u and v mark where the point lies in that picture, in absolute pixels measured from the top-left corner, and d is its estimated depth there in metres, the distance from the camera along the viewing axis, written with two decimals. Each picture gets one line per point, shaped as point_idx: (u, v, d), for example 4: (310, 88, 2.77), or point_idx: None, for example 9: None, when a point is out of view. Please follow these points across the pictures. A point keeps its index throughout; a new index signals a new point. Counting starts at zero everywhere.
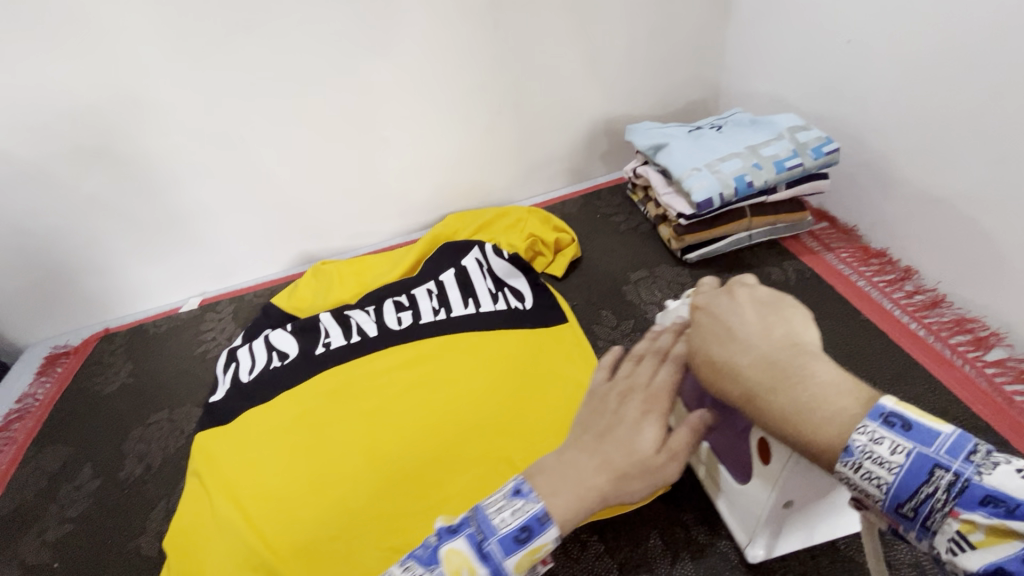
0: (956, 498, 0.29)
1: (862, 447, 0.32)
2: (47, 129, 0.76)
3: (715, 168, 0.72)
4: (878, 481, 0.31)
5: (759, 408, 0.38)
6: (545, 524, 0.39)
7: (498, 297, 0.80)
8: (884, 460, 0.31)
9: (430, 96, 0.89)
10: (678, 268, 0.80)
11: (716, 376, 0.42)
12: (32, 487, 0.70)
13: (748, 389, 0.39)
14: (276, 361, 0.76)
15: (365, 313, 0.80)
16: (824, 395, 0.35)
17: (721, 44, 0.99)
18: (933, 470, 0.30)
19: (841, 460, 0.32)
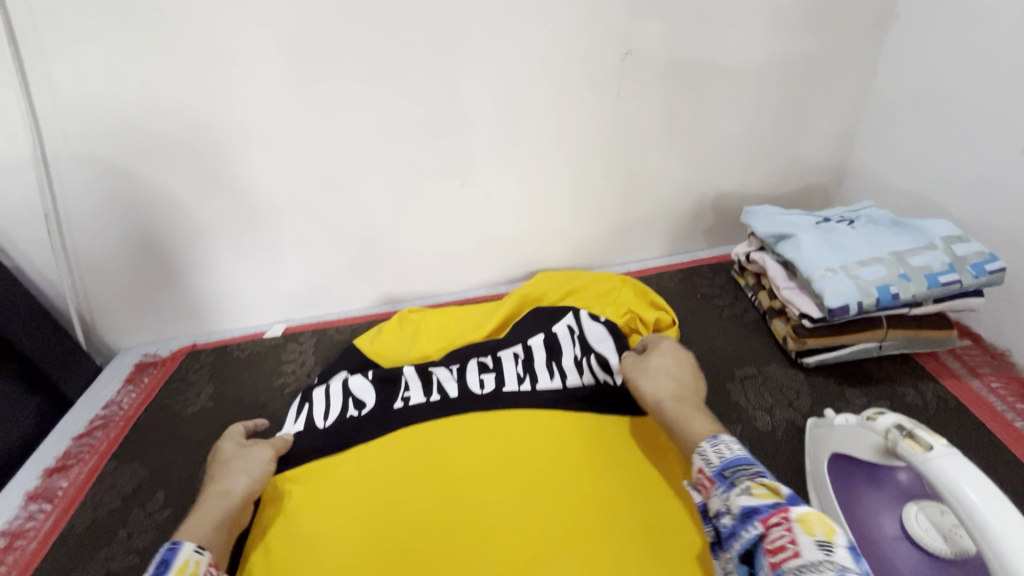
0: (758, 474, 0.45)
1: (721, 437, 0.51)
2: (179, 154, 0.80)
3: (853, 272, 0.65)
4: (719, 454, 0.49)
5: (671, 403, 0.59)
6: (178, 545, 0.49)
7: (586, 368, 0.75)
8: (733, 446, 0.49)
9: (539, 158, 0.88)
10: (793, 371, 0.72)
11: (661, 374, 0.63)
12: (105, 506, 0.70)
13: (679, 394, 0.60)
14: (353, 410, 0.73)
15: (446, 370, 0.77)
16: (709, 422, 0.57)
17: (849, 129, 0.93)
18: (755, 464, 0.47)
19: (709, 439, 0.51)
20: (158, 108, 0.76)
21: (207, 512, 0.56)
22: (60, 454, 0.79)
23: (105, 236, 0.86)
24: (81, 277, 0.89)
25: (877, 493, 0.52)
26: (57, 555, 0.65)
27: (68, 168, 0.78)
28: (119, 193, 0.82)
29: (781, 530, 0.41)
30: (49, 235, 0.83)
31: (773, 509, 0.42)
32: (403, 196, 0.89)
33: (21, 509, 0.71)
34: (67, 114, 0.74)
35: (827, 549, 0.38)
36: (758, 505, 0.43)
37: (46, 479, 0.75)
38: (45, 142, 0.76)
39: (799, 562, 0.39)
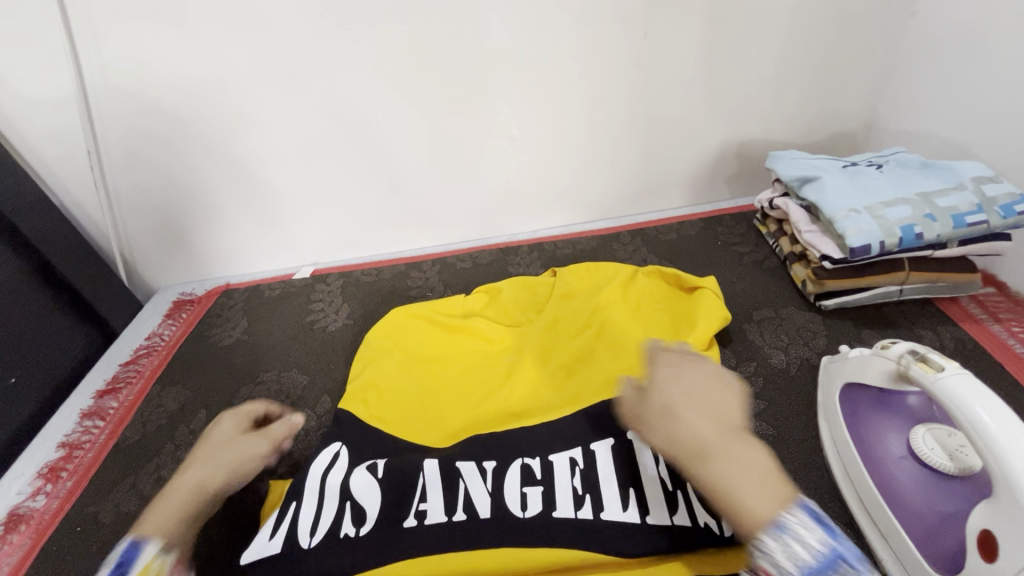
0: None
1: (790, 533, 0.38)
2: (210, 93, 0.82)
3: (877, 213, 0.65)
4: (800, 560, 0.37)
5: (693, 454, 0.41)
6: (138, 547, 0.43)
7: (675, 503, 0.54)
8: (808, 541, 0.37)
9: (563, 102, 0.87)
10: (810, 314, 0.73)
11: (672, 415, 0.43)
12: (153, 423, 0.75)
13: (707, 439, 0.41)
14: (348, 526, 0.55)
15: (479, 473, 0.59)
16: (744, 480, 0.39)
17: (885, 72, 0.90)
18: (842, 561, 0.38)
19: (774, 533, 0.37)
20: (189, 44, 0.77)
21: (171, 503, 0.47)
22: (109, 378, 0.84)
23: (142, 174, 0.89)
24: (121, 214, 0.93)
25: (887, 418, 0.53)
26: (111, 464, 0.71)
27: (108, 106, 0.81)
28: (154, 132, 0.85)
29: None
30: (92, 172, 0.87)
31: None
32: (426, 139, 0.89)
33: (77, 424, 0.78)
34: (104, 51, 0.76)
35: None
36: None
37: (97, 400, 0.81)
38: (85, 79, 0.78)
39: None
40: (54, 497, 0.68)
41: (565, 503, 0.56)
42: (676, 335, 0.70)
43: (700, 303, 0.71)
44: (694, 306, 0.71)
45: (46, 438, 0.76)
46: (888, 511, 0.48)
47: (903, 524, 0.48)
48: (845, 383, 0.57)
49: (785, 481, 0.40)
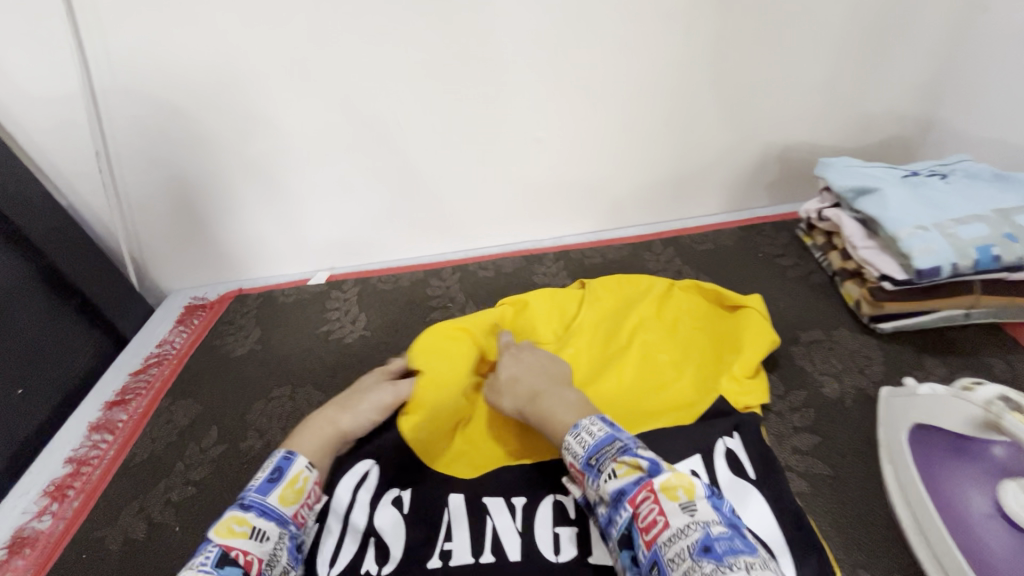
0: (620, 453, 0.44)
1: (584, 428, 0.48)
2: (222, 92, 0.78)
3: (948, 231, 0.59)
4: (584, 443, 0.47)
5: (533, 403, 0.55)
6: (288, 459, 0.49)
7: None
8: (593, 430, 0.47)
9: (596, 102, 0.82)
10: (864, 337, 0.67)
11: (513, 380, 0.59)
12: (162, 440, 0.72)
13: (535, 392, 0.56)
14: (370, 566, 0.51)
15: (508, 509, 0.55)
16: (559, 409, 0.52)
17: (945, 71, 0.83)
18: (616, 440, 0.46)
19: (570, 431, 0.48)
20: (202, 39, 0.72)
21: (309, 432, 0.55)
22: (119, 388, 0.81)
23: (153, 176, 0.85)
24: (132, 217, 0.90)
25: (966, 467, 0.49)
26: (119, 483, 0.68)
27: (117, 104, 0.78)
28: (165, 133, 0.81)
29: (650, 506, 0.40)
30: (102, 173, 0.84)
31: (638, 487, 0.41)
32: (448, 140, 0.85)
33: (85, 437, 0.75)
34: (112, 46, 0.72)
35: (691, 511, 0.39)
36: (625, 487, 0.42)
37: (106, 411, 0.78)
38: (93, 77, 0.75)
39: (669, 532, 0.39)
40: (60, 518, 0.65)
41: (602, 547, 0.52)
42: (717, 359, 0.65)
43: (744, 325, 0.65)
44: (737, 328, 0.66)
45: (54, 452, 0.73)
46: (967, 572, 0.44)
47: None
48: (915, 423, 0.52)
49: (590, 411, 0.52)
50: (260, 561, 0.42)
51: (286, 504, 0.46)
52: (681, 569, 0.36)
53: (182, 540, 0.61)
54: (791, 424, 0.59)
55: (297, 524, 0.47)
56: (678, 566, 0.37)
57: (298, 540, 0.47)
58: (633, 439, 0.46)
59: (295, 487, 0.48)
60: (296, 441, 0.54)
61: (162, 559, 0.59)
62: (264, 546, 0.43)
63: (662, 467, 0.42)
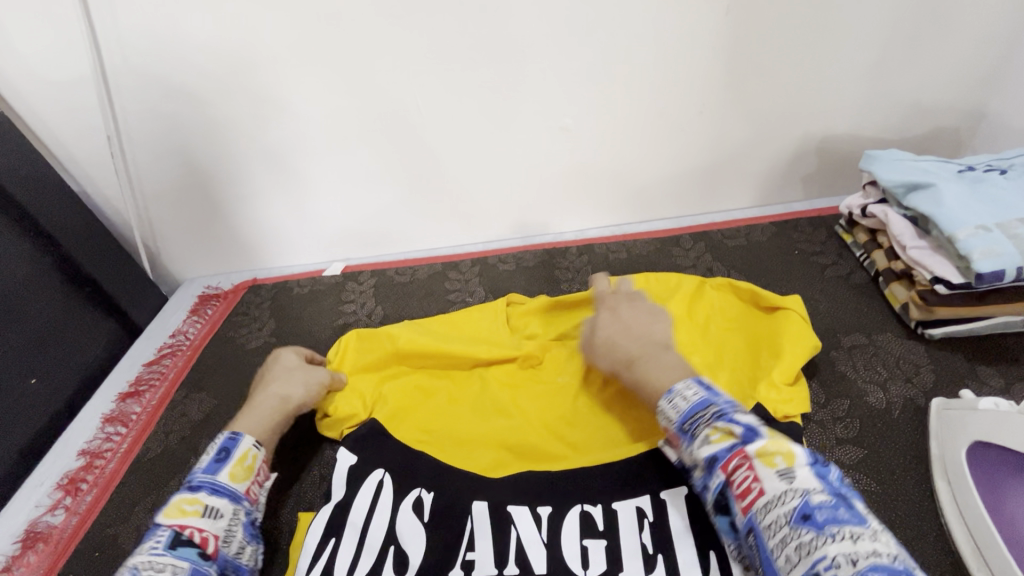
0: (714, 417, 0.43)
1: (678, 390, 0.47)
2: (236, 74, 0.74)
3: (1012, 231, 0.55)
4: (677, 407, 0.46)
5: (629, 366, 0.54)
6: (236, 438, 0.53)
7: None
8: (685, 395, 0.47)
9: (625, 89, 0.78)
10: (912, 343, 0.63)
11: (613, 339, 0.58)
12: (176, 434, 0.70)
13: (632, 354, 0.55)
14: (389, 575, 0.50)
15: (533, 519, 0.53)
16: (657, 373, 0.51)
17: (1003, 56, 0.78)
18: (710, 403, 0.45)
19: (663, 395, 0.48)
20: (214, 21, 0.70)
21: (258, 412, 0.57)
22: (132, 379, 0.80)
23: (166, 162, 0.83)
24: (145, 204, 0.88)
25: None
26: (133, 478, 0.66)
27: (127, 88, 0.75)
28: (179, 118, 0.78)
29: (743, 472, 0.40)
30: (113, 159, 0.81)
31: (731, 453, 0.41)
32: (470, 127, 0.81)
33: (98, 430, 0.73)
34: (123, 26, 0.70)
35: (789, 478, 0.39)
36: (717, 453, 0.42)
37: (120, 403, 0.77)
38: (104, 59, 0.72)
39: (765, 499, 0.39)
40: (73, 512, 0.64)
41: (633, 562, 0.49)
42: (753, 366, 0.61)
43: (786, 329, 0.61)
44: (777, 332, 0.62)
45: (67, 443, 0.72)
46: None
47: None
48: (976, 442, 0.49)
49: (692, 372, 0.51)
50: (215, 537, 0.46)
51: (237, 481, 0.50)
52: (779, 536, 0.37)
53: None
54: (834, 436, 0.56)
55: (250, 499, 0.51)
56: (775, 533, 0.38)
57: (252, 515, 0.51)
58: (729, 402, 0.44)
59: (244, 464, 0.52)
60: (241, 420, 0.56)
61: None
62: (219, 523, 0.47)
63: (757, 431, 0.41)
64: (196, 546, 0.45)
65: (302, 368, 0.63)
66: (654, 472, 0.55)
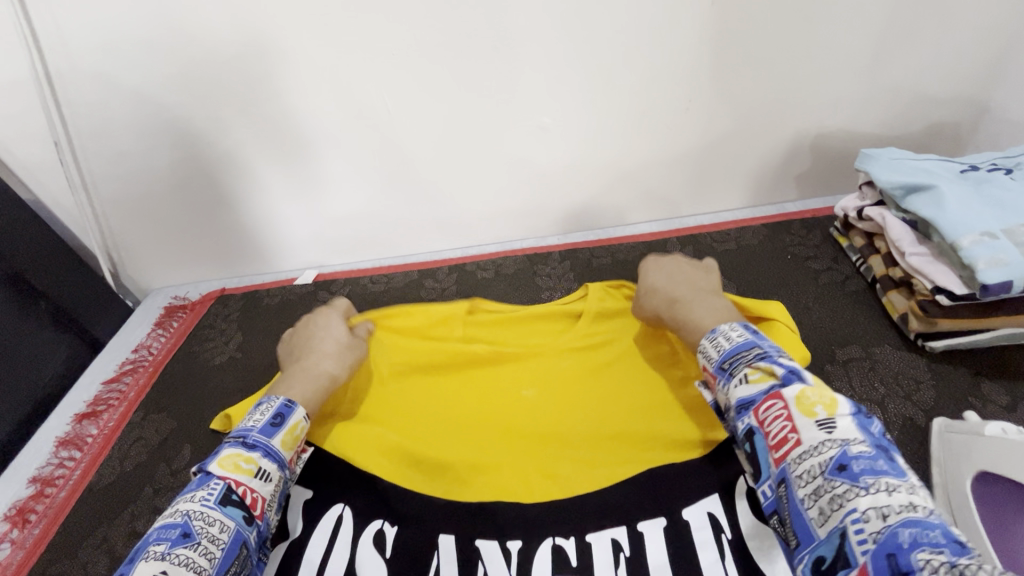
0: (757, 359, 0.43)
1: (720, 327, 0.49)
2: (191, 74, 0.70)
3: (1020, 238, 0.51)
4: (720, 348, 0.47)
5: (671, 308, 0.57)
6: (291, 407, 0.52)
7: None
8: (731, 336, 0.47)
9: (606, 84, 0.73)
10: (910, 356, 0.59)
11: (657, 286, 0.60)
12: (132, 459, 0.66)
13: (675, 298, 0.57)
14: None
15: (502, 554, 0.50)
16: (699, 315, 0.54)
17: (1008, 47, 0.73)
18: (756, 347, 0.45)
19: (706, 336, 0.49)
20: (164, 18, 0.65)
21: (308, 378, 0.57)
22: (90, 399, 0.76)
23: (122, 167, 0.78)
24: (103, 211, 0.83)
25: None
26: (84, 508, 0.62)
27: (75, 89, 0.70)
28: (132, 121, 0.74)
29: (780, 419, 0.39)
30: (65, 166, 0.77)
31: (766, 395, 0.41)
32: (444, 126, 0.76)
33: (52, 455, 0.69)
34: (64, 23, 0.65)
35: (828, 427, 0.37)
36: (753, 394, 0.42)
37: (76, 425, 0.73)
38: (48, 59, 0.67)
39: (800, 450, 0.38)
40: (20, 547, 0.60)
41: None
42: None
43: (773, 338, 0.57)
44: None
45: (18, 469, 0.68)
46: None
47: None
48: (981, 470, 0.45)
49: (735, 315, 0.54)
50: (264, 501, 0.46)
51: (286, 449, 0.50)
52: (810, 486, 0.36)
53: None
54: None
55: (290, 469, 0.50)
56: (807, 482, 0.37)
57: (287, 484, 0.51)
58: (776, 348, 0.44)
59: (294, 433, 0.51)
60: (291, 386, 0.56)
61: None
62: (266, 486, 0.47)
63: (800, 375, 0.41)
64: (243, 508, 0.44)
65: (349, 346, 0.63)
66: (631, 500, 0.52)
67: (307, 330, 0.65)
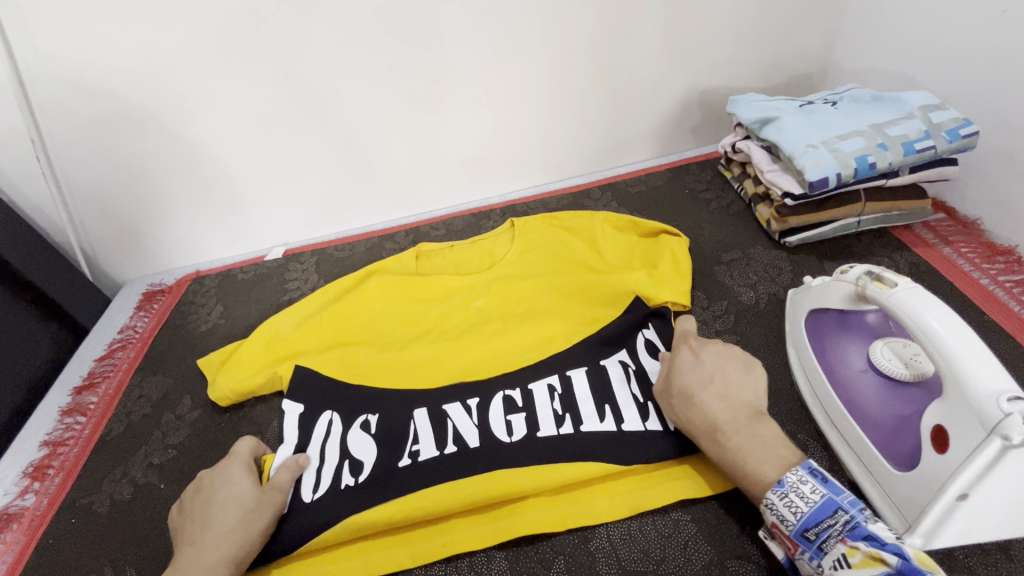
0: (848, 531, 0.44)
1: (792, 482, 0.47)
2: (158, 72, 0.78)
3: (833, 146, 0.68)
4: (796, 509, 0.46)
5: (715, 437, 0.52)
6: None
7: (648, 411, 0.61)
8: (806, 494, 0.46)
9: (526, 60, 0.86)
10: (775, 251, 0.76)
11: (692, 407, 0.54)
12: (137, 413, 0.75)
13: (718, 424, 0.52)
14: (347, 476, 0.60)
15: (465, 411, 0.64)
16: (750, 458, 0.50)
17: (841, 12, 0.92)
18: (838, 511, 0.45)
19: (773, 489, 0.47)
20: (127, 22, 0.73)
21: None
22: (85, 374, 0.83)
23: (91, 161, 0.85)
24: (75, 206, 0.89)
25: (846, 337, 0.57)
26: (100, 455, 0.71)
27: (46, 90, 0.77)
28: (100, 117, 0.80)
29: None
30: (38, 163, 0.83)
31: None
32: (389, 106, 0.87)
33: (57, 421, 0.76)
34: (35, 29, 0.71)
35: None
36: None
37: (76, 396, 0.80)
38: (19, 62, 0.74)
39: None
40: (43, 494, 0.68)
41: (553, 443, 0.59)
42: (650, 277, 0.72)
43: (665, 245, 0.77)
44: (655, 250, 0.78)
45: (27, 437, 0.75)
46: (853, 422, 0.52)
47: (868, 433, 0.50)
48: (812, 309, 0.60)
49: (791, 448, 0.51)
50: None
51: None
52: None
53: (170, 495, 0.65)
54: (714, 329, 0.68)
55: None
56: None
57: None
58: (860, 512, 0.44)
59: None
60: None
61: (155, 511, 0.64)
62: None
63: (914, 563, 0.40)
64: None
65: (257, 503, 0.55)
66: (565, 369, 0.67)
67: (198, 493, 0.57)
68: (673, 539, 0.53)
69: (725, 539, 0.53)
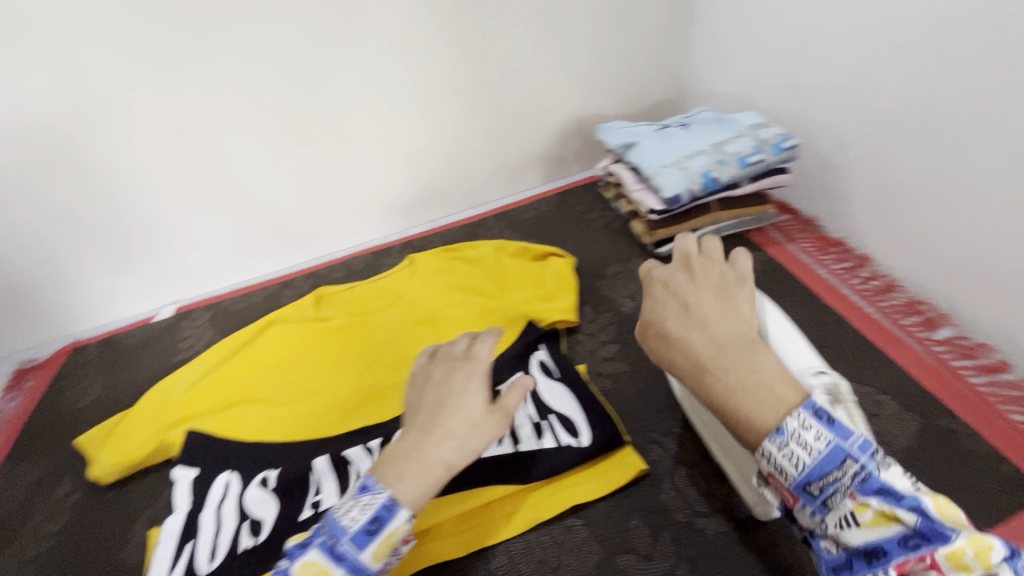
0: (858, 485, 0.38)
1: (792, 430, 0.39)
2: (14, 140, 0.74)
3: (683, 165, 0.76)
4: (797, 461, 0.39)
5: (698, 376, 0.43)
6: (392, 509, 0.42)
7: (542, 430, 0.63)
8: (809, 445, 0.38)
9: (406, 102, 0.90)
10: (650, 262, 0.83)
11: (668, 344, 0.46)
12: (6, 506, 0.68)
13: (698, 360, 0.44)
14: (246, 537, 0.58)
15: (367, 453, 0.64)
16: (743, 397, 0.41)
17: (687, 45, 1.04)
18: (845, 460, 0.38)
19: (772, 438, 0.39)
20: None
21: (410, 477, 0.43)
22: None
23: None
24: None
25: None
26: None
27: None
28: None
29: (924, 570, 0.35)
30: None
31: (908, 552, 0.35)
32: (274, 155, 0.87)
33: None
34: None
35: None
36: (884, 545, 0.36)
37: None
38: None
39: None
40: None
41: None
42: (537, 299, 0.78)
43: (552, 266, 0.81)
44: (543, 273, 0.82)
45: None
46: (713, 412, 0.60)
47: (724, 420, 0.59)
48: None
49: (793, 385, 0.41)
50: None
51: (377, 559, 0.42)
52: None
53: None
54: (599, 340, 0.75)
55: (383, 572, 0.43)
56: None
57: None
58: (872, 460, 0.38)
59: (390, 541, 0.42)
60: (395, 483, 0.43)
61: None
62: None
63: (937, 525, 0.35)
64: None
65: (478, 418, 0.46)
66: None
67: (438, 393, 0.48)
68: (568, 545, 0.56)
69: (616, 540, 0.56)
